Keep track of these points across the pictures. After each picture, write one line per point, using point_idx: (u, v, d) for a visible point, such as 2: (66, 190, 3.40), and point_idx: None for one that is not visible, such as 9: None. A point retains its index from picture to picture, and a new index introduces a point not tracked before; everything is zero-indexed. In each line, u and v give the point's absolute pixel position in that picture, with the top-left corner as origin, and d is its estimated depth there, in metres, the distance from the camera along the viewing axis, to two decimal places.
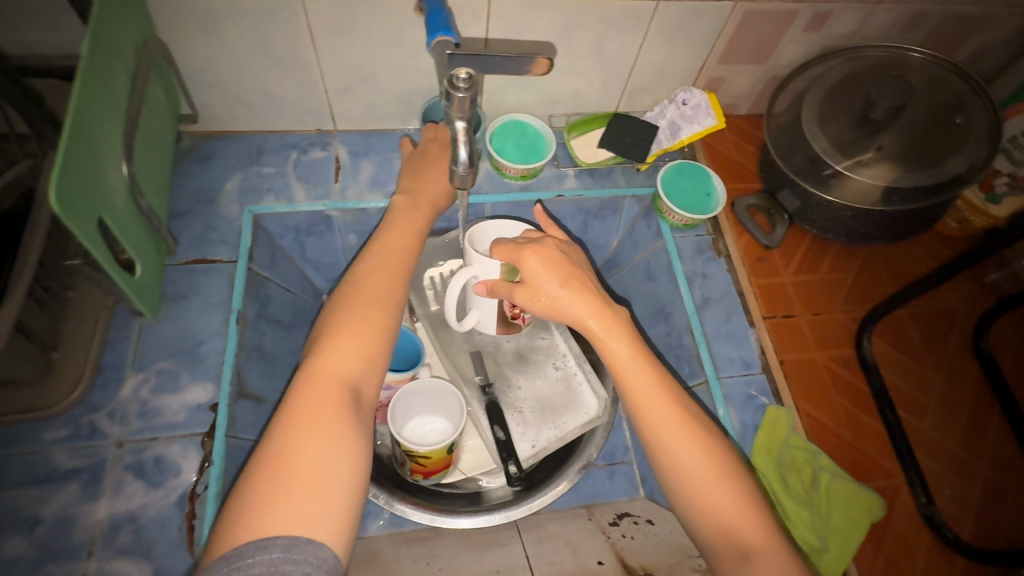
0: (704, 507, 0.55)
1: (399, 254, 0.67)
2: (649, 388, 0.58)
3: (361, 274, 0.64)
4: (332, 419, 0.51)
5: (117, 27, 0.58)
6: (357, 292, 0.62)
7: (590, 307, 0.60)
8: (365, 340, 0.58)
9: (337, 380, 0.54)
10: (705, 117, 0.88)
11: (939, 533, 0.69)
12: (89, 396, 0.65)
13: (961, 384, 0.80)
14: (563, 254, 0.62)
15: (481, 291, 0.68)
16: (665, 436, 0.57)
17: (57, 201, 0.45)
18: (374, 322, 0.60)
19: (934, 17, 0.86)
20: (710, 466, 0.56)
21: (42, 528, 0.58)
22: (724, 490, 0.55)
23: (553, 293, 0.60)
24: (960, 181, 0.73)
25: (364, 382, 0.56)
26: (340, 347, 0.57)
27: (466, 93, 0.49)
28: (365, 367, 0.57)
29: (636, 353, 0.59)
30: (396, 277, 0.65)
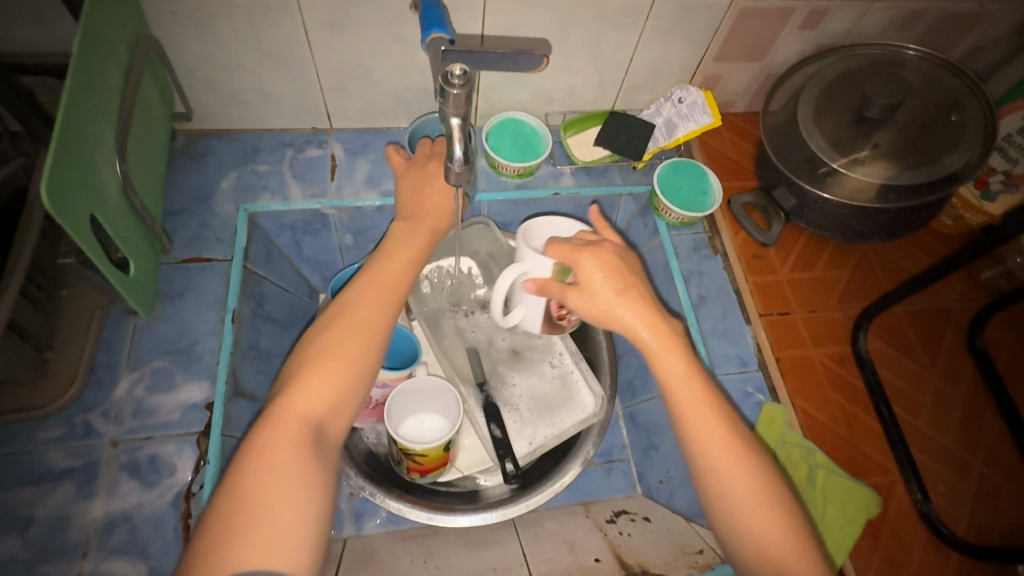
0: (745, 531, 0.54)
1: (391, 280, 0.63)
2: (694, 411, 0.57)
3: (349, 302, 0.60)
4: (292, 463, 0.49)
5: (110, 25, 0.58)
6: (338, 322, 0.59)
7: (644, 318, 0.58)
8: (337, 376, 0.55)
9: (303, 420, 0.52)
10: (702, 116, 0.87)
11: (934, 530, 0.69)
12: (83, 396, 0.65)
13: (956, 381, 0.81)
14: (621, 261, 0.60)
15: (529, 289, 0.62)
16: (709, 459, 0.56)
17: (48, 199, 0.45)
18: (350, 357, 0.57)
19: (929, 15, 0.87)
20: (752, 491, 0.55)
21: (36, 528, 0.58)
22: (766, 516, 0.54)
23: (608, 301, 0.58)
24: (955, 178, 0.74)
25: (331, 419, 0.54)
26: (310, 383, 0.54)
27: (461, 90, 0.49)
28: (334, 405, 0.55)
29: (686, 372, 0.58)
30: (385, 307, 0.61)
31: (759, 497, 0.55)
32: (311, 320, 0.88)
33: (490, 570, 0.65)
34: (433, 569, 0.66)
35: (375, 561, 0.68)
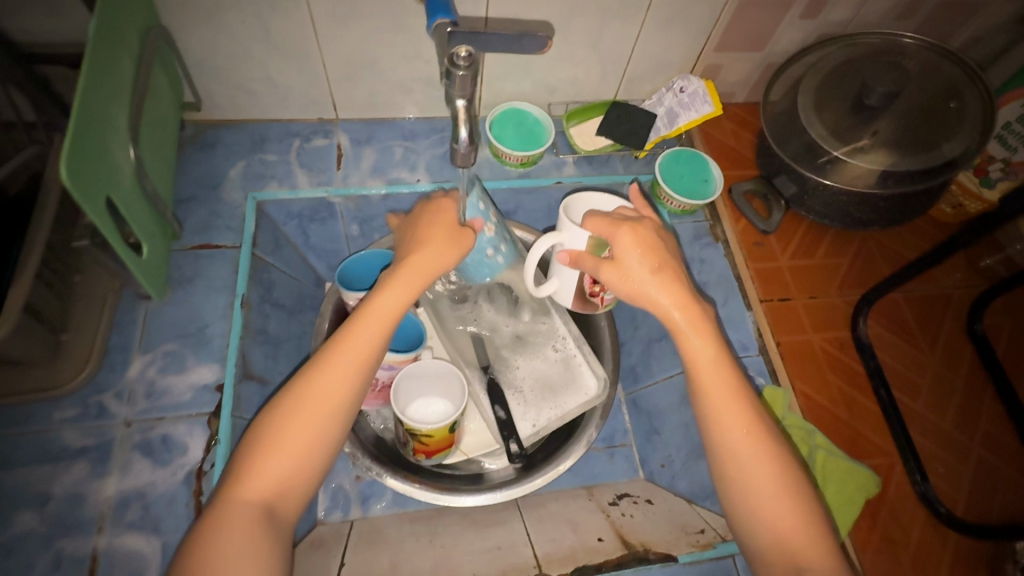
0: (765, 523, 0.56)
1: (366, 340, 0.59)
2: (722, 398, 0.58)
3: (313, 371, 0.57)
4: (240, 554, 0.48)
5: (122, 14, 0.59)
6: (298, 397, 0.56)
7: (680, 300, 0.59)
8: (291, 457, 0.54)
9: (252, 509, 0.51)
10: (703, 105, 0.89)
11: (933, 510, 0.70)
12: (97, 377, 0.67)
13: (955, 366, 0.82)
14: (657, 239, 0.61)
15: (565, 260, 0.66)
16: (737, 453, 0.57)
17: (69, 180, 0.46)
18: (307, 435, 0.55)
19: (928, 5, 0.88)
20: (776, 486, 0.56)
21: (52, 504, 0.60)
22: (787, 511, 0.55)
23: (642, 280, 0.59)
24: (953, 165, 0.74)
25: (283, 500, 0.53)
26: (261, 466, 0.53)
27: (467, 71, 0.52)
28: (287, 485, 0.54)
29: (716, 359, 0.59)
30: (352, 376, 0.58)
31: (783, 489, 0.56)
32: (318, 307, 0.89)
33: (494, 549, 0.66)
34: (439, 548, 0.67)
35: (382, 541, 0.69)
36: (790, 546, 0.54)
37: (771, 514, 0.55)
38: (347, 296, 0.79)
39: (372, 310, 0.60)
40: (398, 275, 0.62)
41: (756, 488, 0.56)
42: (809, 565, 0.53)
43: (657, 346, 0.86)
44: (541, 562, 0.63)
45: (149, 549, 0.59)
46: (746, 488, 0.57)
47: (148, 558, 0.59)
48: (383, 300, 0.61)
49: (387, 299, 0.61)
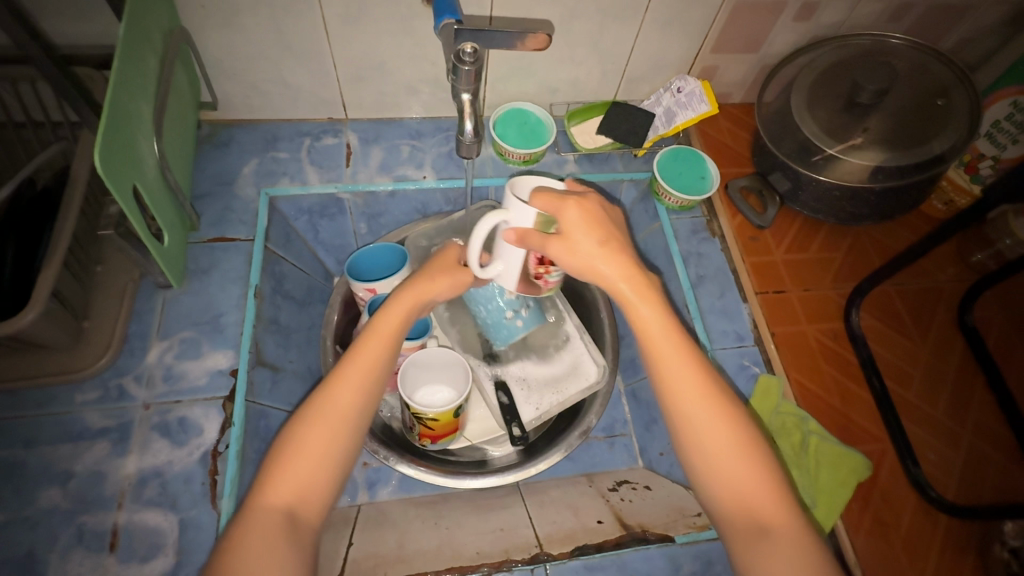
0: (726, 486, 0.54)
1: (375, 350, 0.61)
2: (676, 367, 0.57)
3: (326, 382, 0.58)
4: (263, 558, 0.47)
5: (147, 16, 0.63)
6: (314, 405, 0.57)
7: (624, 271, 0.58)
8: (311, 463, 0.54)
9: (274, 514, 0.50)
10: (699, 104, 0.91)
11: (924, 493, 0.73)
12: (117, 362, 0.69)
13: (946, 356, 0.85)
14: (603, 211, 0.58)
15: (510, 238, 0.59)
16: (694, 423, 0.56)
17: (100, 166, 0.51)
18: (323, 440, 0.55)
19: (917, 8, 0.91)
20: (734, 449, 0.55)
21: (75, 481, 0.62)
22: (749, 470, 0.54)
23: (590, 252, 0.57)
24: (943, 160, 0.77)
25: (305, 504, 0.52)
26: (281, 472, 0.53)
27: (472, 67, 0.56)
28: (308, 490, 0.53)
29: (665, 325, 0.58)
30: (364, 382, 0.59)
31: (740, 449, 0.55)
32: (326, 300, 0.92)
33: (498, 530, 0.69)
34: (443, 529, 0.69)
35: (388, 523, 0.72)
36: (750, 505, 0.53)
37: (734, 478, 0.54)
38: (354, 287, 0.81)
39: (378, 325, 0.63)
40: (399, 292, 0.65)
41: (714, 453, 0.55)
42: (774, 526, 0.52)
43: None
44: (542, 542, 0.66)
45: (167, 525, 0.62)
46: (710, 457, 0.55)
47: (165, 534, 0.61)
48: (387, 313, 0.63)
49: (391, 311, 0.63)
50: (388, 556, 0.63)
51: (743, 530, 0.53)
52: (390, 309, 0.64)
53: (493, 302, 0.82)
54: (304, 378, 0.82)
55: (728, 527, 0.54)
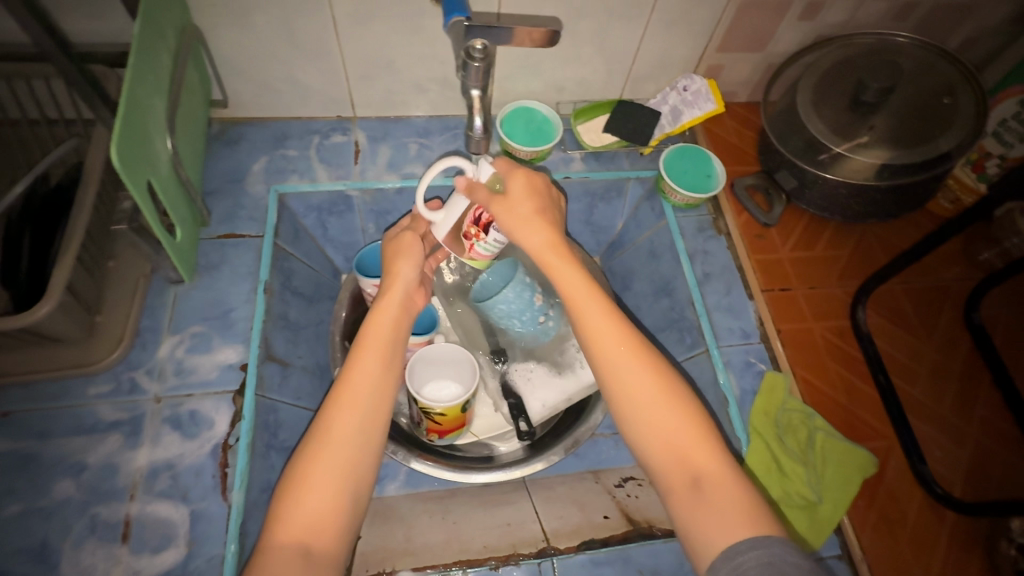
0: (655, 438, 0.57)
1: (368, 367, 0.61)
2: (595, 324, 0.61)
3: (326, 409, 0.58)
4: None
5: (161, 14, 0.64)
6: (317, 435, 0.57)
7: (551, 237, 0.63)
8: (320, 496, 0.54)
9: (288, 550, 0.50)
10: (706, 103, 0.93)
11: (930, 491, 0.74)
12: (129, 356, 0.70)
13: (952, 354, 0.85)
14: (545, 188, 0.66)
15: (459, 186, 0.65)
16: (615, 380, 0.59)
17: (117, 162, 0.52)
18: (330, 470, 0.55)
19: (922, 7, 0.91)
20: (664, 399, 0.58)
21: (87, 473, 0.63)
22: (681, 417, 0.58)
23: (526, 215, 0.63)
24: (948, 158, 0.78)
25: (320, 536, 0.52)
26: (291, 507, 0.53)
27: (481, 63, 0.58)
28: (322, 525, 0.53)
29: (586, 285, 0.62)
30: (361, 404, 0.59)
31: (663, 403, 0.58)
32: (334, 296, 0.93)
33: (505, 525, 0.69)
34: (450, 524, 0.70)
35: (395, 517, 0.72)
36: (682, 453, 0.56)
37: (665, 429, 0.57)
38: (363, 283, 0.83)
39: (366, 338, 0.63)
40: (380, 301, 0.67)
41: (640, 408, 0.58)
42: (707, 475, 0.55)
43: (662, 335, 0.88)
44: (549, 536, 0.66)
45: (178, 516, 0.62)
46: (640, 415, 0.58)
47: (176, 525, 0.62)
48: (372, 323, 0.65)
49: (376, 323, 0.65)
50: (396, 550, 0.64)
51: (679, 482, 0.56)
52: (374, 321, 0.65)
53: (526, 317, 0.80)
54: (313, 373, 0.83)
55: (664, 478, 0.57)
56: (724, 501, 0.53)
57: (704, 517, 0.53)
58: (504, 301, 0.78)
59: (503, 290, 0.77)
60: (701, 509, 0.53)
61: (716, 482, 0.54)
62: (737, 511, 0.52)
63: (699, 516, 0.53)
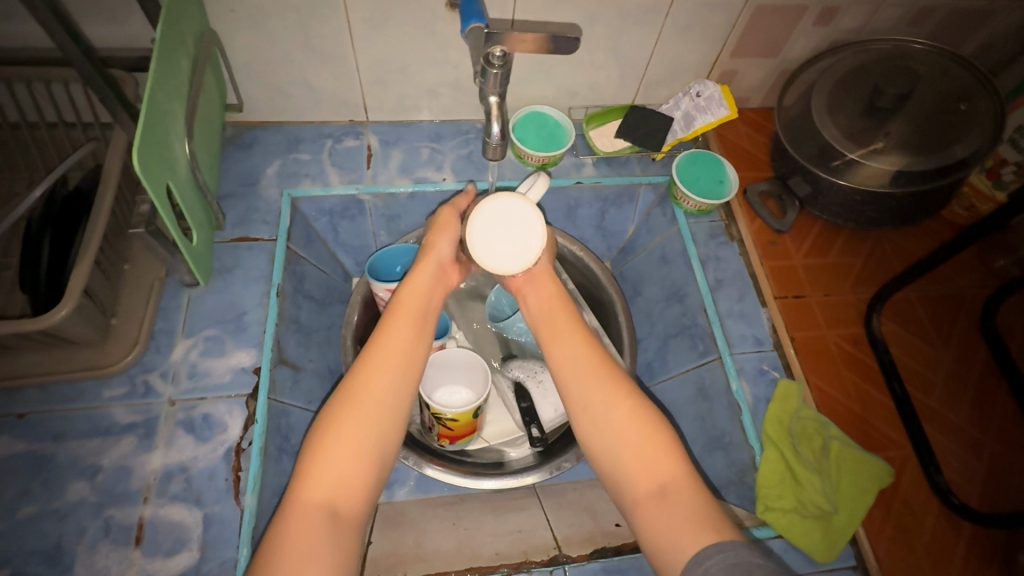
0: (624, 450, 0.58)
1: (402, 331, 0.62)
2: (569, 344, 0.67)
3: (358, 367, 0.59)
4: (308, 553, 0.47)
5: (182, 18, 0.64)
6: (347, 392, 0.57)
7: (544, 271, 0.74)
8: (349, 456, 0.53)
9: (318, 507, 0.50)
10: (719, 109, 0.91)
11: (946, 501, 0.73)
12: (143, 359, 0.71)
13: (969, 362, 0.85)
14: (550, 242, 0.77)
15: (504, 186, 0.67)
16: (586, 390, 0.63)
17: (138, 166, 0.53)
18: (361, 429, 0.55)
19: (939, 12, 0.90)
20: (627, 421, 0.60)
21: (102, 475, 0.63)
22: (640, 433, 0.59)
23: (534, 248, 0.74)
24: (965, 164, 0.77)
25: (345, 496, 0.52)
26: (319, 463, 0.53)
27: (500, 70, 0.56)
28: (348, 484, 0.53)
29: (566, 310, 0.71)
30: (393, 366, 0.59)
31: (637, 413, 0.60)
32: (345, 300, 0.93)
33: (516, 531, 0.69)
34: (462, 530, 0.70)
35: (406, 523, 0.71)
36: (651, 463, 0.57)
37: (630, 440, 0.59)
38: (375, 287, 0.83)
39: (403, 303, 0.65)
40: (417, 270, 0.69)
41: (607, 422, 0.60)
42: (669, 483, 0.56)
43: (673, 342, 0.88)
44: (561, 544, 0.66)
45: (191, 520, 0.62)
46: (603, 428, 0.60)
47: (190, 529, 0.62)
48: (411, 290, 0.66)
49: (413, 290, 0.66)
50: (407, 555, 0.64)
51: (645, 492, 0.56)
52: (412, 287, 0.66)
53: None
54: (324, 377, 0.83)
55: (630, 491, 0.57)
56: (685, 510, 0.53)
57: (672, 523, 0.52)
58: (521, 323, 0.85)
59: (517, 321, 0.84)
60: (659, 517, 0.53)
61: (680, 490, 0.55)
62: (696, 518, 0.52)
63: (662, 526, 0.53)
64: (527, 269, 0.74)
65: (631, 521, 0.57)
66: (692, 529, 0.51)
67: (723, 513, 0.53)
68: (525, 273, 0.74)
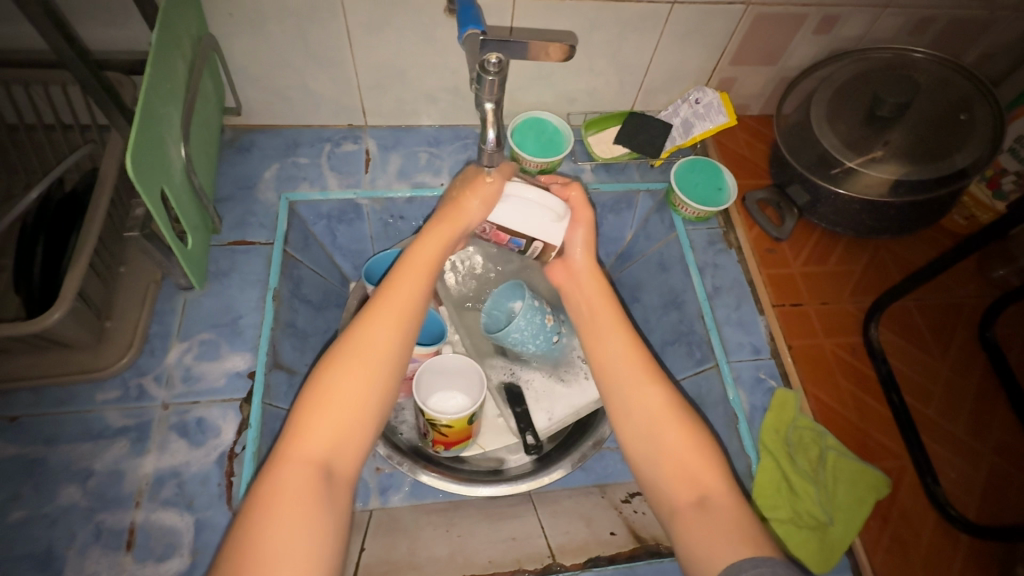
0: (668, 457, 0.59)
1: (409, 292, 0.61)
2: (611, 340, 0.68)
3: (360, 325, 0.58)
4: (295, 510, 0.48)
5: (179, 22, 0.64)
6: (347, 349, 0.57)
7: (592, 265, 0.74)
8: (346, 415, 0.54)
9: (309, 465, 0.51)
10: (717, 116, 0.91)
11: (944, 513, 0.73)
12: (137, 362, 0.70)
13: (968, 373, 0.84)
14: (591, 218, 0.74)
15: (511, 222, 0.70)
16: (621, 371, 0.65)
17: (133, 170, 0.53)
18: (360, 388, 0.55)
19: (939, 21, 0.90)
20: (663, 411, 0.62)
21: (94, 479, 0.63)
22: (683, 441, 0.60)
23: (575, 240, 0.74)
24: (964, 174, 0.76)
25: (341, 456, 0.53)
26: (315, 419, 0.53)
27: (496, 77, 0.56)
28: (342, 443, 0.53)
29: (602, 298, 0.72)
30: (397, 328, 0.59)
31: (679, 419, 0.61)
32: (342, 304, 0.93)
33: (510, 539, 0.68)
34: (455, 537, 0.69)
35: (400, 529, 0.71)
36: (692, 475, 0.58)
37: (670, 445, 0.60)
38: (372, 293, 0.82)
39: (412, 261, 0.64)
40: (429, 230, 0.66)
41: (642, 413, 0.62)
42: (712, 495, 0.56)
43: (669, 349, 0.87)
44: (554, 552, 0.65)
45: (183, 525, 0.62)
46: (636, 416, 0.62)
47: (181, 533, 0.62)
48: (421, 250, 0.64)
49: (424, 250, 0.65)
50: (400, 563, 0.63)
51: (684, 503, 0.57)
52: (425, 245, 0.65)
53: (541, 341, 0.81)
54: None
55: (671, 501, 0.58)
56: (726, 525, 0.53)
57: (710, 531, 0.53)
58: (517, 330, 0.79)
59: (516, 316, 0.78)
60: (701, 526, 0.54)
61: (724, 504, 0.55)
62: (736, 532, 0.52)
63: (701, 535, 0.53)
64: (569, 268, 0.75)
65: (669, 532, 0.57)
66: (730, 543, 0.51)
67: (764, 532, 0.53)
68: (567, 270, 0.75)
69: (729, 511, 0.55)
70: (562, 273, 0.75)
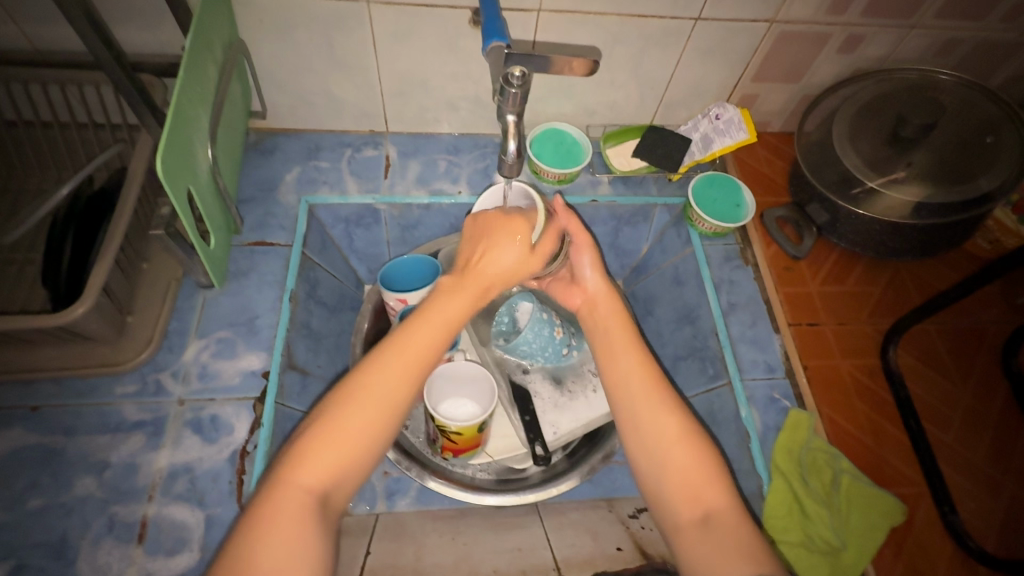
0: (674, 473, 0.59)
1: (425, 334, 0.59)
2: (622, 356, 0.67)
3: (371, 362, 0.57)
4: (286, 537, 0.48)
5: (211, 28, 0.66)
6: (359, 385, 0.55)
7: (603, 291, 0.74)
8: (347, 453, 0.53)
9: (306, 495, 0.50)
10: (737, 132, 0.89)
11: (962, 545, 0.70)
12: (155, 358, 0.72)
13: (989, 400, 0.82)
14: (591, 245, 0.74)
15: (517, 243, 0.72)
16: (630, 389, 0.65)
17: (162, 171, 0.54)
18: (366, 427, 0.54)
19: (966, 43, 0.90)
20: (671, 438, 0.61)
21: (109, 471, 0.64)
22: (685, 458, 0.60)
23: (584, 268, 0.75)
24: (990, 198, 0.75)
25: (337, 489, 0.53)
26: (317, 451, 0.52)
27: (518, 90, 0.57)
28: (341, 478, 0.53)
29: (619, 321, 0.71)
30: (410, 372, 0.57)
31: (684, 436, 0.61)
32: (355, 308, 0.95)
33: (515, 550, 0.68)
34: (461, 545, 0.69)
35: (406, 535, 0.71)
36: (693, 493, 0.58)
37: (674, 464, 0.59)
38: (386, 296, 0.81)
39: (436, 308, 0.60)
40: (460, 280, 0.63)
41: (648, 431, 0.62)
42: (713, 511, 0.56)
43: (682, 364, 0.87)
44: (560, 565, 0.64)
45: (193, 521, 0.63)
46: (642, 436, 0.62)
47: (192, 529, 0.62)
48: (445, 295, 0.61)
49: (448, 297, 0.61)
50: (404, 567, 0.62)
51: (687, 520, 0.57)
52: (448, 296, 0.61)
53: (549, 353, 0.83)
54: (330, 382, 0.84)
55: (673, 515, 0.58)
56: (730, 541, 0.53)
57: (710, 553, 0.53)
58: (526, 342, 0.81)
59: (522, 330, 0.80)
60: (704, 547, 0.54)
61: (726, 522, 0.55)
62: (738, 549, 0.52)
63: (703, 553, 0.53)
64: (584, 291, 0.76)
65: (671, 546, 0.58)
66: (734, 560, 0.51)
67: (769, 548, 0.54)
68: (581, 292, 0.76)
69: (733, 529, 0.54)
70: (579, 299, 0.76)
